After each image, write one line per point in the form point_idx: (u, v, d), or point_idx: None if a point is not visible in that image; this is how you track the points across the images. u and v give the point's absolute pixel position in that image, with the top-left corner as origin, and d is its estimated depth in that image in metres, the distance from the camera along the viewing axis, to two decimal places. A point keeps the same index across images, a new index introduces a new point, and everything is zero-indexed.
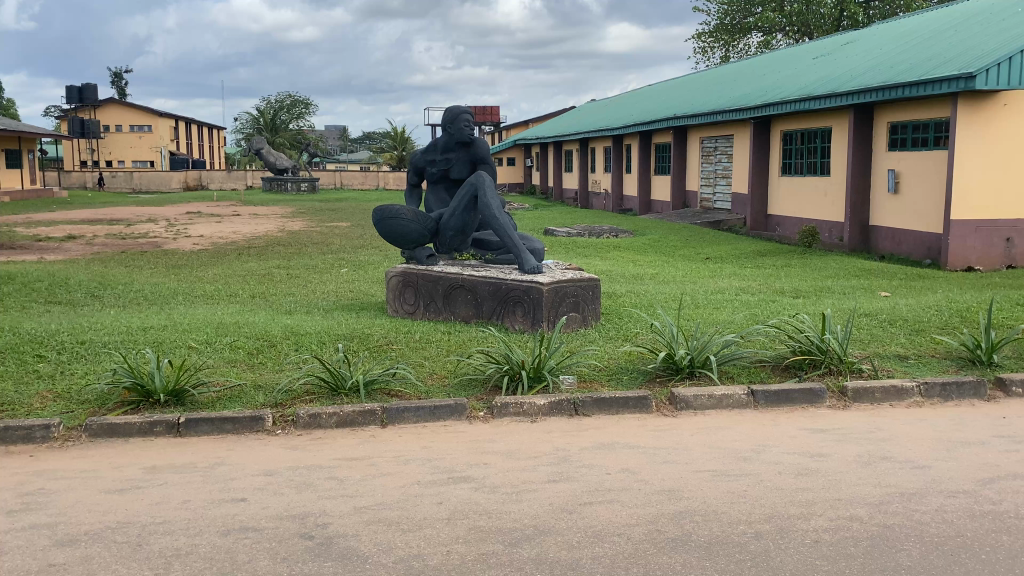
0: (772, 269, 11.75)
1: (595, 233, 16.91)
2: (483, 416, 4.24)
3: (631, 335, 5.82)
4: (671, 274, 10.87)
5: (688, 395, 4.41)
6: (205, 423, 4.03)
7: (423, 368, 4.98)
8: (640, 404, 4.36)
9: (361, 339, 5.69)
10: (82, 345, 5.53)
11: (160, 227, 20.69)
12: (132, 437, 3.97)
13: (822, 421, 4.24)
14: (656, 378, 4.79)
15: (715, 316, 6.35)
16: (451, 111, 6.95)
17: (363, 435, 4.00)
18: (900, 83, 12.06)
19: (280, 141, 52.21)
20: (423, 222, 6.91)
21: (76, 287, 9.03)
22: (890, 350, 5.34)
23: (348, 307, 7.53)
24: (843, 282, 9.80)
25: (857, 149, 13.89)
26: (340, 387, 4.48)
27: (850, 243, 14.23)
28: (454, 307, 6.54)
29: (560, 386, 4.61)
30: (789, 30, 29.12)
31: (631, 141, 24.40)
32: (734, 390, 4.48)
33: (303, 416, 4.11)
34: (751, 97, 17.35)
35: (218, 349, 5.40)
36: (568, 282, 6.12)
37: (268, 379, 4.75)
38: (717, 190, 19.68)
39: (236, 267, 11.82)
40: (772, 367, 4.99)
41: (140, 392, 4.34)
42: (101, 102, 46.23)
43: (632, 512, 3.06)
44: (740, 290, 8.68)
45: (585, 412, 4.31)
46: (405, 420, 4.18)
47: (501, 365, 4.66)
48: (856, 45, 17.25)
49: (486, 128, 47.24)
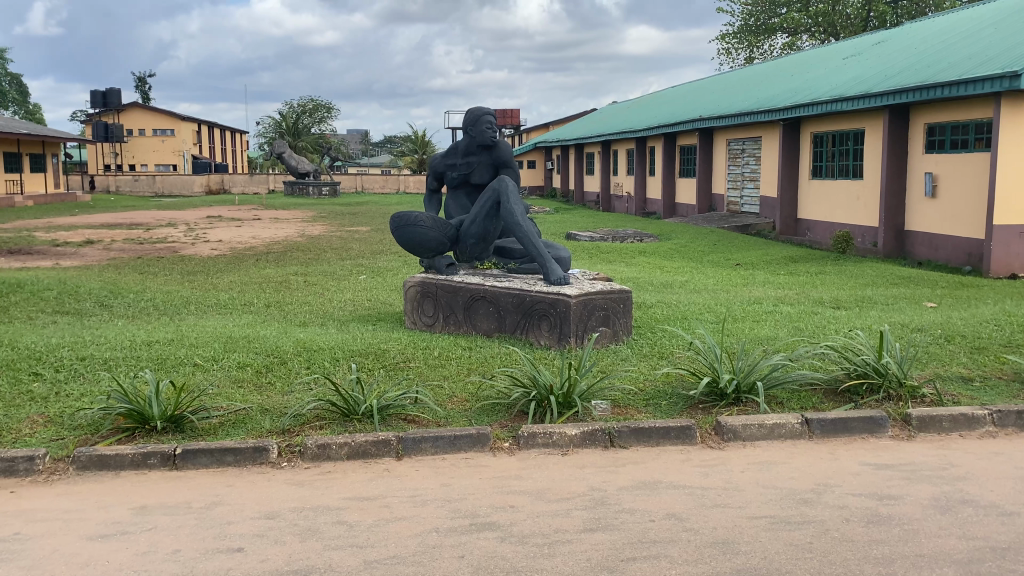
0: (806, 276, 11.28)
1: (619, 238, 16.46)
2: (508, 447, 3.84)
3: (667, 353, 5.42)
4: (702, 282, 10.44)
5: (736, 425, 4.00)
6: (204, 454, 3.66)
7: (442, 391, 4.58)
8: (682, 434, 3.95)
9: (376, 356, 5.30)
10: (82, 363, 5.19)
11: (179, 232, 20.48)
12: (124, 471, 3.60)
13: (888, 455, 3.80)
14: (698, 405, 4.36)
15: (756, 332, 5.92)
16: (474, 113, 6.59)
17: (377, 469, 3.62)
18: (937, 84, 11.56)
19: (302, 145, 52.23)
20: (442, 228, 6.54)
21: (86, 296, 8.74)
22: (952, 372, 4.89)
23: (364, 318, 7.17)
24: (884, 291, 9.30)
25: (893, 151, 13.37)
26: (352, 413, 4.11)
27: (885, 250, 13.70)
28: (475, 320, 6.15)
29: (592, 413, 4.20)
30: (816, 32, 28.50)
31: (654, 144, 23.92)
32: (788, 419, 4.06)
33: (311, 446, 3.73)
34: (780, 98, 16.84)
35: (224, 367, 5.04)
36: (597, 295, 5.71)
37: (277, 403, 4.38)
38: (745, 194, 19.17)
39: (253, 274, 11.53)
40: (825, 391, 4.57)
41: (136, 418, 3.97)
42: (124, 106, 46.39)
43: (683, 572, 2.66)
44: (777, 301, 8.24)
45: (621, 443, 3.90)
46: (423, 452, 3.79)
47: (528, 389, 4.25)
48: (890, 44, 16.69)
49: (507, 131, 46.92)
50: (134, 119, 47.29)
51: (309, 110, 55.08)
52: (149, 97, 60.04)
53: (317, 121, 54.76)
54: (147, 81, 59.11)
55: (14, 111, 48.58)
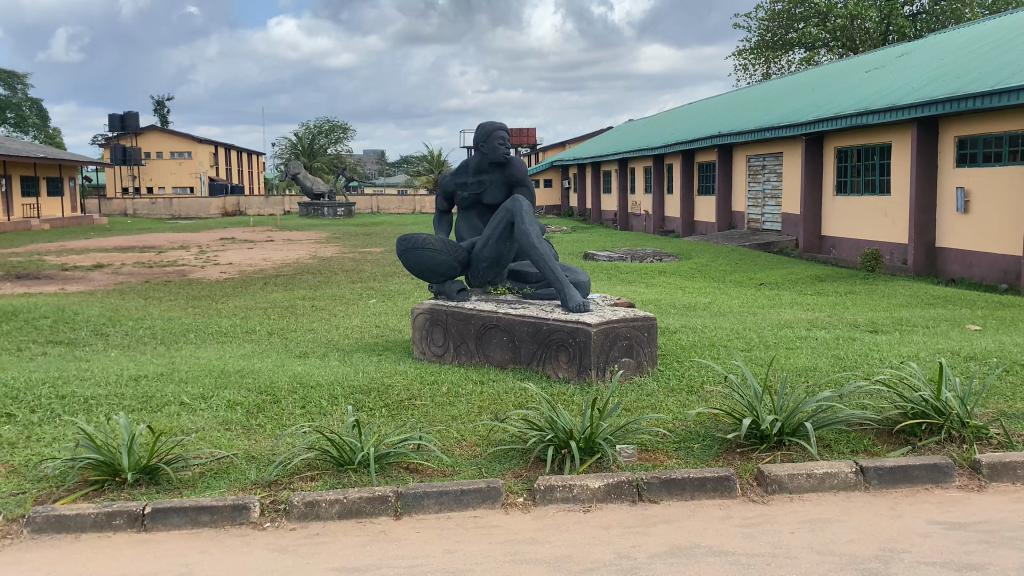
0: (835, 297, 10.76)
1: (638, 257, 15.99)
2: (522, 503, 3.37)
3: (696, 386, 4.96)
4: (728, 303, 9.99)
5: (782, 474, 3.51)
6: (176, 513, 3.21)
7: (448, 433, 4.12)
8: (721, 486, 3.46)
9: (378, 393, 4.86)
10: (61, 403, 4.76)
11: (190, 254, 20.16)
12: (86, 534, 3.16)
13: (960, 511, 3.30)
14: (737, 448, 3.89)
15: (793, 363, 5.44)
16: (485, 128, 6.16)
17: (372, 531, 3.17)
18: (968, 95, 11.04)
19: (318, 166, 52.25)
20: (452, 252, 6.11)
21: (82, 324, 8.36)
22: (1018, 409, 4.37)
23: (370, 347, 6.76)
24: (920, 313, 8.80)
25: (922, 165, 12.84)
26: (347, 462, 3.66)
27: (915, 268, 13.15)
28: (488, 351, 5.70)
29: (618, 459, 3.72)
30: (834, 46, 28.04)
31: (671, 160, 23.52)
32: (839, 468, 3.57)
33: (298, 504, 3.28)
34: (801, 112, 16.37)
35: (212, 407, 4.62)
36: (619, 322, 5.25)
37: (265, 449, 3.95)
38: (767, 211, 18.66)
39: (261, 299, 11.16)
40: (877, 433, 4.08)
41: (106, 469, 3.52)
42: (141, 129, 46.58)
43: None
44: (809, 325, 7.76)
45: (651, 496, 3.42)
46: (425, 509, 3.33)
47: (544, 432, 3.78)
48: (915, 56, 16.20)
49: (523, 150, 46.68)
50: (152, 142, 47.50)
51: (326, 131, 55.25)
52: (168, 120, 60.26)
53: (333, 142, 54.88)
54: (165, 104, 59.62)
55: (34, 135, 48.60)
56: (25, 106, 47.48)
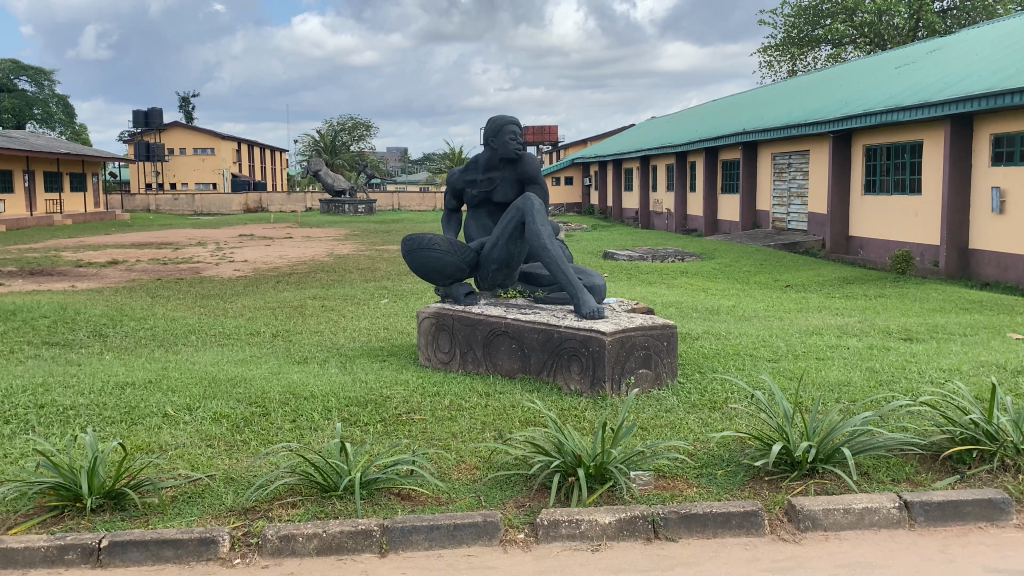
0: (866, 301, 10.29)
1: (659, 256, 15.56)
2: (523, 540, 3.00)
3: (720, 403, 4.58)
4: (754, 307, 9.57)
5: (816, 510, 3.11)
6: (136, 548, 2.88)
7: (445, 456, 3.75)
8: (747, 523, 3.08)
9: (374, 406, 4.51)
10: (36, 414, 4.46)
11: (207, 251, 19.91)
12: (35, 570, 2.84)
13: (1019, 557, 2.89)
14: (766, 477, 3.50)
15: (823, 376, 5.04)
16: (496, 121, 5.79)
17: (353, 572, 2.82)
18: (1005, 91, 10.50)
19: (339, 162, 52.09)
20: (459, 253, 5.74)
21: (81, 323, 8.10)
22: None
23: (373, 353, 6.42)
24: (956, 319, 8.30)
25: (955, 163, 12.31)
26: (332, 488, 3.31)
27: (948, 270, 12.63)
28: (496, 359, 5.35)
29: (631, 489, 3.34)
30: (862, 43, 27.39)
31: (694, 158, 23.01)
32: (881, 502, 3.17)
33: (272, 538, 2.94)
34: (828, 108, 15.86)
35: (195, 420, 4.30)
36: (636, 330, 4.87)
37: (244, 470, 3.61)
38: (793, 210, 18.15)
39: (270, 299, 10.83)
40: (921, 459, 3.67)
41: (66, 494, 3.20)
42: (166, 126, 46.69)
43: None
44: (838, 331, 7.32)
45: (668, 534, 3.05)
46: (415, 546, 2.98)
47: (551, 457, 3.42)
48: (948, 51, 15.63)
49: (545, 147, 46.24)
50: (175, 138, 47.61)
51: (348, 128, 55.09)
52: (193, 116, 60.43)
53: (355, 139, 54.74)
54: (191, 100, 59.87)
55: (61, 131, 48.92)
56: (51, 102, 47.73)
